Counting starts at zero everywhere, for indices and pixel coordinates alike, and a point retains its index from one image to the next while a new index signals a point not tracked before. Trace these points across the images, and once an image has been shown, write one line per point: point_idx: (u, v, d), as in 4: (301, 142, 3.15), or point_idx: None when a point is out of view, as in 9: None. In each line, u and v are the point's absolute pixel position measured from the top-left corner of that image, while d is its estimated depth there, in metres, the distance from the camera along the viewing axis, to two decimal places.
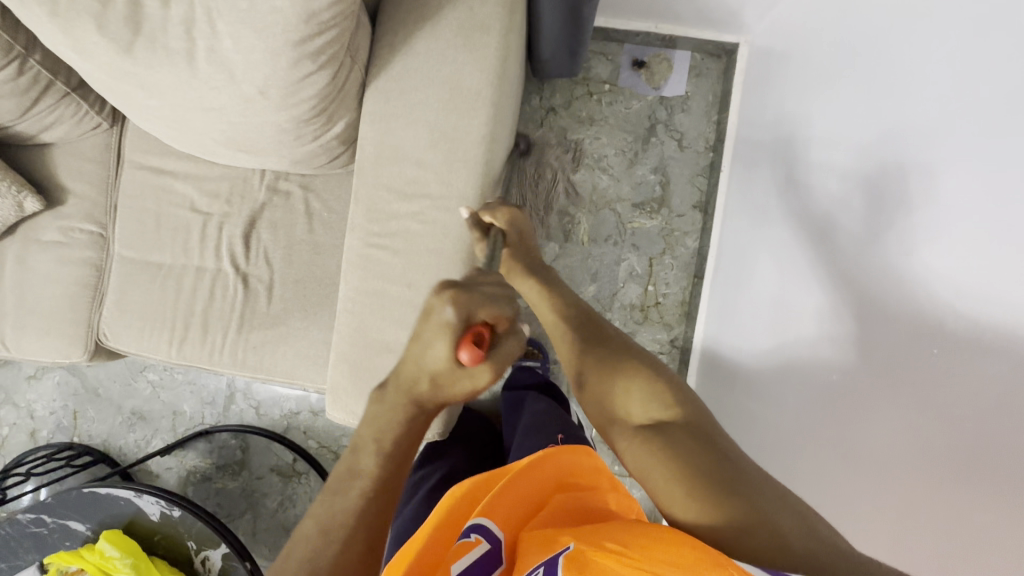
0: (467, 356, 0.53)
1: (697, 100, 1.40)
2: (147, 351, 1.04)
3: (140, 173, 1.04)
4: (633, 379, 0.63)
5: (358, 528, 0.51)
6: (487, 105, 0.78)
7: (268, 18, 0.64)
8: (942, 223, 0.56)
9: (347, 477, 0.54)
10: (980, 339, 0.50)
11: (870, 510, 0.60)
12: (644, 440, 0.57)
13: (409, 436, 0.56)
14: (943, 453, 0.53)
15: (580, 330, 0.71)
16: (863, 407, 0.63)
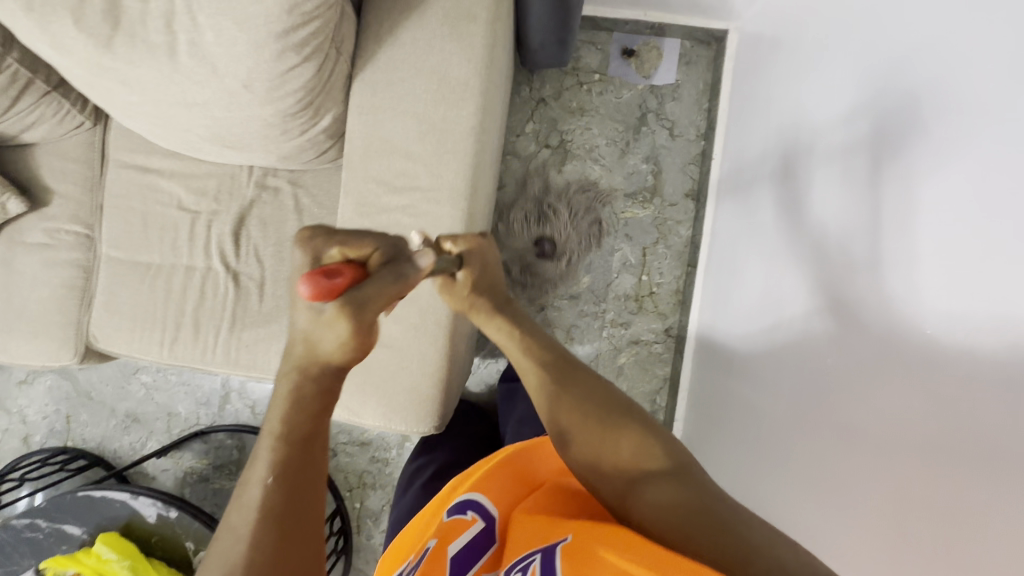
0: (307, 287, 0.48)
1: (688, 88, 1.40)
2: (138, 352, 1.03)
3: (125, 172, 1.03)
4: (618, 430, 0.62)
5: (266, 522, 0.46)
6: (475, 95, 0.77)
7: (250, 9, 0.63)
8: (938, 205, 0.56)
9: (248, 468, 0.49)
10: (975, 320, 0.50)
11: (860, 500, 0.60)
12: (640, 492, 0.56)
13: (304, 407, 0.51)
14: (936, 439, 0.52)
15: (556, 376, 0.68)
16: (859, 391, 0.63)
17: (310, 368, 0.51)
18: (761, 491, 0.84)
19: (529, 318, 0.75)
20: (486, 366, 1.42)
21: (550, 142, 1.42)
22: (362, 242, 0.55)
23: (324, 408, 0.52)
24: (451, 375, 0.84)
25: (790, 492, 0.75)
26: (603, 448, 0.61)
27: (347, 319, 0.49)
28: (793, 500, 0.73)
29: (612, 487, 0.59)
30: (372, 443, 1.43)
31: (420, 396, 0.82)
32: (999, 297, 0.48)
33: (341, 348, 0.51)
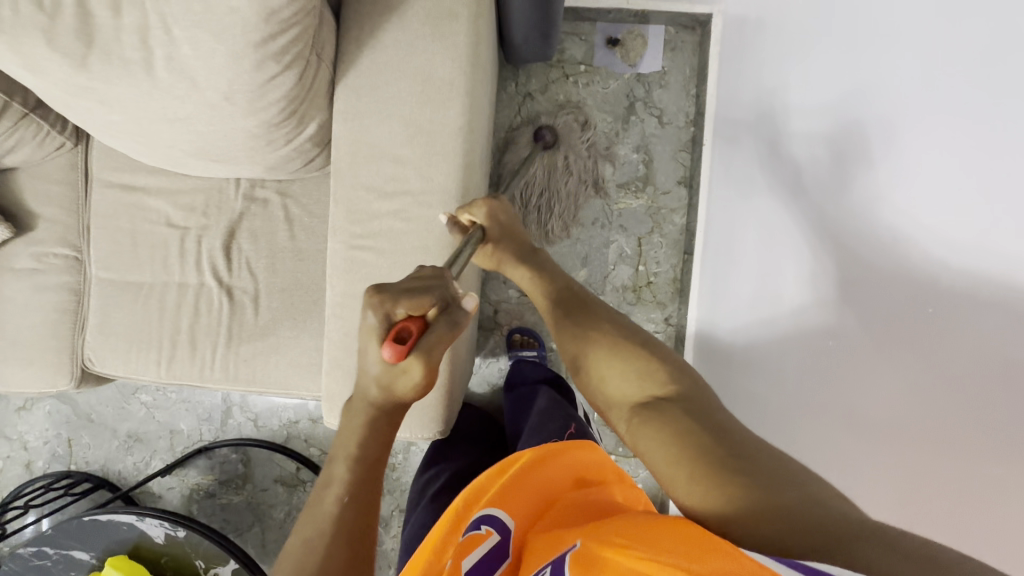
0: (389, 352, 0.51)
1: (675, 75, 1.39)
2: (135, 373, 1.01)
3: (110, 192, 1.01)
4: (625, 359, 0.65)
5: (342, 536, 0.52)
6: (462, 95, 0.76)
7: (226, 20, 0.62)
8: (922, 172, 0.55)
9: (325, 489, 0.55)
10: (972, 280, 0.50)
11: (871, 472, 0.60)
12: (641, 421, 0.58)
13: (376, 437, 0.57)
14: (940, 403, 0.52)
15: (565, 313, 0.75)
16: (856, 364, 0.63)
17: (382, 406, 0.56)
18: None
19: (548, 260, 0.83)
20: (488, 365, 1.42)
21: None
22: (424, 296, 0.55)
23: (389, 435, 0.58)
24: (452, 379, 0.84)
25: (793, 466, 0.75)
26: (608, 378, 0.65)
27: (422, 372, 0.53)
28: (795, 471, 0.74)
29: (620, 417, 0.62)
30: None
31: (423, 402, 0.81)
32: (992, 253, 0.48)
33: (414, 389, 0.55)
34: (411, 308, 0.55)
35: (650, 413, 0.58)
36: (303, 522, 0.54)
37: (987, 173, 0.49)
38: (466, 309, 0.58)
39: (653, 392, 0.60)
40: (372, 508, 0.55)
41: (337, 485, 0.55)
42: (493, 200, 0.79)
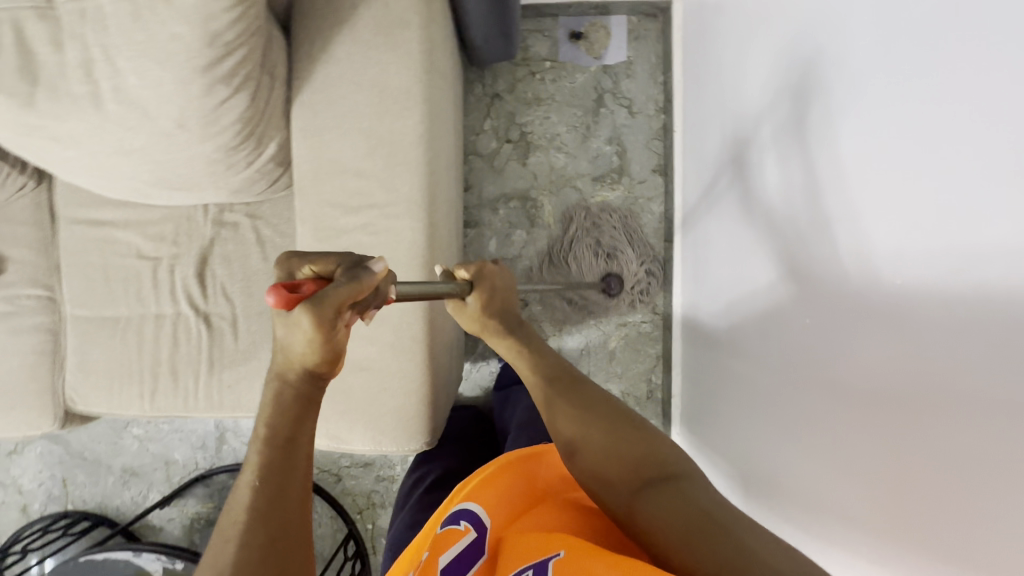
0: (273, 298, 0.50)
1: (641, 64, 1.38)
2: (119, 408, 1.00)
3: (78, 228, 1.00)
4: (620, 437, 0.64)
5: (255, 521, 0.47)
6: (419, 103, 0.75)
7: (170, 47, 0.61)
8: (877, 153, 0.54)
9: (237, 478, 0.50)
10: (932, 268, 0.47)
11: (862, 476, 0.57)
12: (643, 499, 0.56)
13: (286, 412, 0.53)
14: (914, 402, 0.49)
15: (561, 390, 0.72)
16: (840, 353, 0.61)
17: (288, 374, 0.54)
18: (760, 464, 0.83)
19: (540, 340, 0.82)
20: (479, 369, 1.42)
21: (510, 137, 1.40)
22: (328, 258, 0.56)
23: (306, 413, 0.54)
24: (436, 388, 0.83)
25: (790, 460, 0.73)
26: (608, 451, 0.63)
27: (311, 324, 0.49)
28: (794, 467, 0.72)
29: (619, 496, 0.59)
30: (375, 462, 1.44)
31: (407, 414, 0.81)
32: (948, 243, 0.45)
33: (312, 350, 0.52)
34: (317, 269, 0.56)
35: (657, 490, 0.57)
36: (221, 519, 0.49)
37: (928, 154, 0.47)
38: (373, 271, 0.55)
39: (655, 469, 0.60)
40: (284, 493, 0.50)
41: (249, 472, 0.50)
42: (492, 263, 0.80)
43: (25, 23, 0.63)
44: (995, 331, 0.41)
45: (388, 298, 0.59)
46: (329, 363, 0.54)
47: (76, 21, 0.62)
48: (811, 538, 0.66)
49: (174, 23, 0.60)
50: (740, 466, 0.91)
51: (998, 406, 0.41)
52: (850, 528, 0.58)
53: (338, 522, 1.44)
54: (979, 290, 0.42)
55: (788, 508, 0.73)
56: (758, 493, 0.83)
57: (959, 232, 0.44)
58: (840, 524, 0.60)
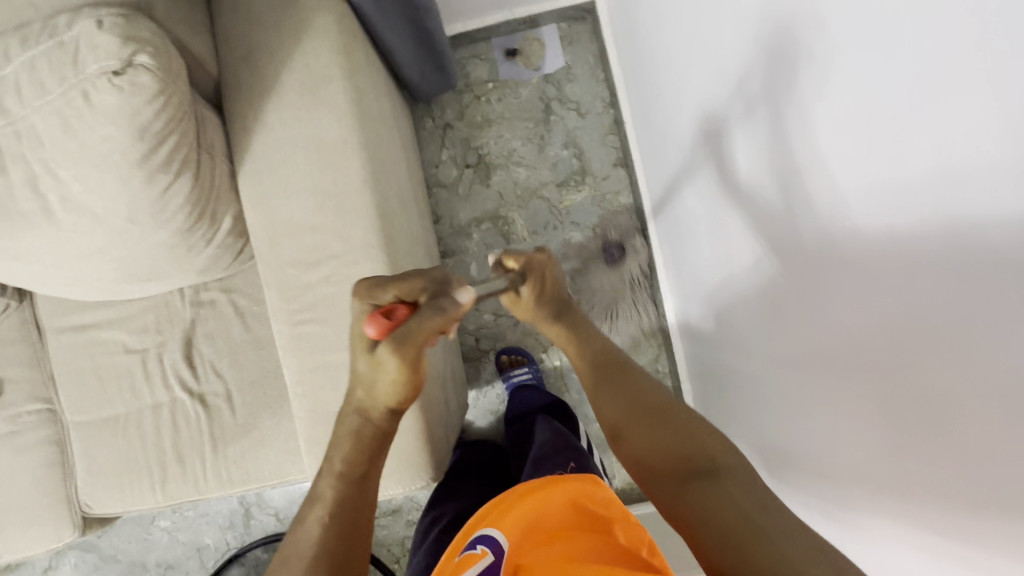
0: (372, 327, 0.54)
1: (580, 66, 1.40)
2: (134, 504, 1.01)
3: (64, 336, 1.02)
4: (661, 428, 0.62)
5: (318, 558, 0.52)
6: (357, 150, 0.78)
7: (104, 148, 0.63)
8: (820, 113, 0.55)
9: (309, 510, 0.56)
10: (889, 216, 0.47)
11: (871, 438, 0.56)
12: (692, 492, 0.54)
13: (358, 449, 0.57)
14: (899, 350, 0.49)
15: (607, 380, 0.70)
16: (822, 314, 0.61)
17: (371, 412, 0.57)
18: (777, 435, 0.82)
19: (590, 324, 0.78)
20: (486, 395, 1.42)
21: (469, 161, 1.42)
22: (415, 281, 0.60)
23: (379, 449, 0.59)
24: (431, 422, 0.83)
25: (805, 430, 0.71)
26: (654, 448, 0.61)
27: (393, 360, 0.52)
28: (809, 435, 0.70)
29: (664, 484, 0.58)
30: (402, 508, 1.43)
31: (406, 452, 0.81)
32: (898, 190, 0.46)
33: (394, 387, 0.55)
34: (406, 292, 0.60)
35: (705, 483, 0.54)
36: (286, 549, 0.54)
37: (862, 104, 0.48)
38: (457, 300, 0.57)
39: (703, 459, 0.56)
40: (350, 529, 0.55)
41: (321, 506, 0.56)
42: (540, 252, 0.75)
43: None
44: (958, 262, 0.41)
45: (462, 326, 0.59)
46: (407, 399, 0.58)
47: (12, 142, 0.65)
48: (840, 510, 0.64)
49: (102, 125, 0.62)
50: (762, 443, 0.90)
51: (978, 335, 0.41)
52: (877, 492, 0.56)
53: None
54: (932, 224, 0.43)
55: (811, 478, 0.72)
56: (782, 467, 0.81)
57: (906, 173, 0.45)
58: (867, 490, 0.58)
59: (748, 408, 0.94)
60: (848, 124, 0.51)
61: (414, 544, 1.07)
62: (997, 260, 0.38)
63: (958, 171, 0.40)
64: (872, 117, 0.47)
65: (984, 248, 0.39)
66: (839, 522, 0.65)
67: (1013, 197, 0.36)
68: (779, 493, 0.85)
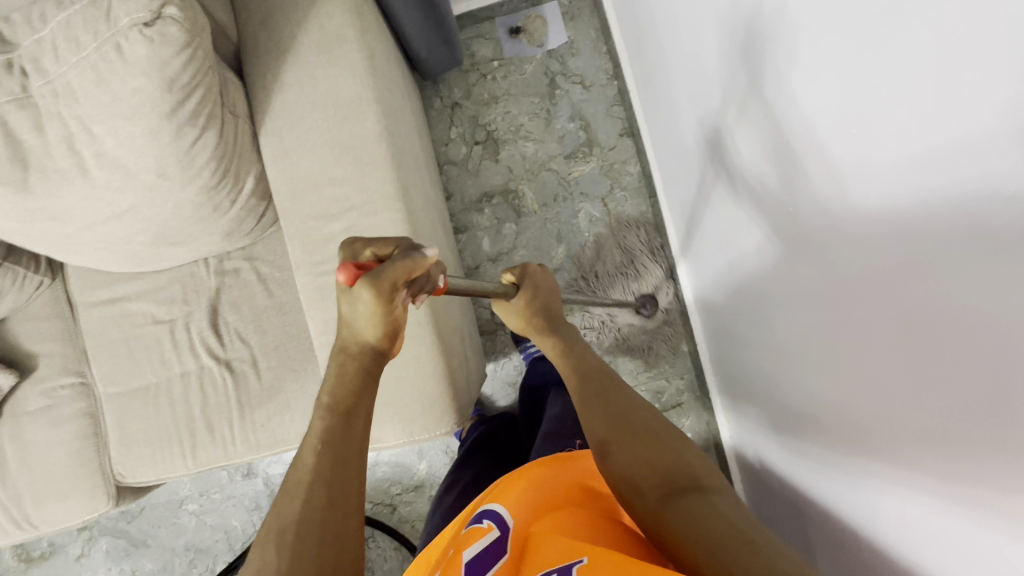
0: (343, 274, 0.55)
1: (583, 40, 1.43)
2: (165, 471, 1.03)
3: (95, 310, 1.06)
4: (645, 443, 0.64)
5: (316, 482, 0.53)
6: (373, 105, 0.80)
7: (135, 100, 0.67)
8: (817, 56, 0.54)
9: (302, 444, 0.57)
10: (893, 155, 0.46)
11: (890, 385, 0.54)
12: (676, 506, 0.56)
13: (344, 384, 0.61)
14: (908, 288, 0.48)
15: (592, 386, 0.74)
16: (834, 264, 0.60)
17: (353, 347, 0.62)
18: (795, 384, 0.82)
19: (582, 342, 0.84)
20: (503, 367, 1.43)
21: (478, 138, 1.45)
22: (389, 241, 0.62)
23: (363, 384, 0.62)
24: (453, 370, 0.85)
25: (825, 388, 0.71)
26: (634, 461, 0.63)
27: (371, 297, 0.55)
28: (830, 393, 0.69)
29: (647, 501, 0.59)
30: (425, 483, 1.44)
31: (429, 398, 0.82)
32: (899, 124, 0.45)
33: (372, 323, 0.59)
34: (380, 251, 0.62)
35: (690, 497, 0.57)
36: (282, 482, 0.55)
37: (859, 40, 0.47)
38: (423, 254, 0.60)
39: (685, 478, 0.60)
40: (342, 455, 0.56)
41: (311, 438, 0.57)
42: (534, 264, 0.88)
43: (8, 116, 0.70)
44: (954, 218, 0.41)
45: (440, 286, 0.63)
46: (388, 338, 0.63)
47: (49, 101, 0.68)
48: (864, 466, 0.63)
49: (133, 77, 0.65)
50: (784, 399, 0.89)
51: (979, 260, 0.40)
52: (897, 457, 0.55)
53: (403, 552, 1.43)
54: (931, 152, 0.42)
55: (834, 433, 0.71)
56: (805, 425, 0.81)
57: (903, 107, 0.44)
58: (886, 454, 0.57)
59: (766, 358, 0.94)
60: (845, 62, 0.50)
61: (432, 503, 1.10)
62: (988, 180, 0.37)
63: (952, 117, 0.39)
64: (869, 50, 0.47)
65: (976, 168, 0.38)
66: (861, 475, 0.64)
67: (1003, 148, 0.35)
68: (801, 436, 0.84)
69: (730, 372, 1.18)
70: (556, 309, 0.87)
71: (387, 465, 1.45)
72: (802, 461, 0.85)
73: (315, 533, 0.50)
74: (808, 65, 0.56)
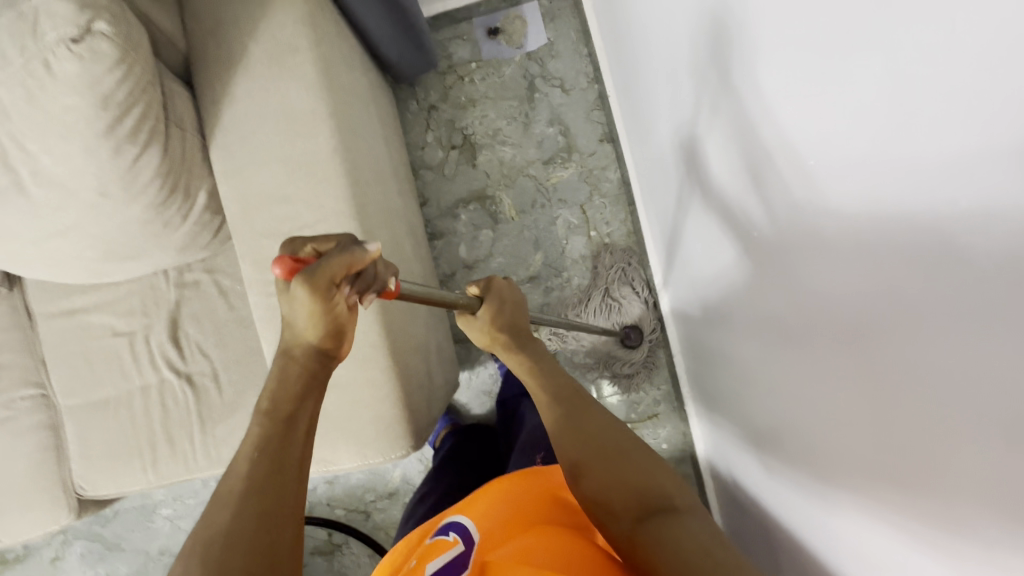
0: (278, 268, 0.50)
1: (563, 42, 1.40)
2: (127, 485, 1.02)
3: (53, 321, 1.04)
4: (620, 466, 0.60)
5: (248, 491, 0.49)
6: (326, 118, 0.78)
7: (67, 118, 0.64)
8: (780, 91, 0.55)
9: (237, 453, 0.53)
10: (848, 189, 0.47)
11: (856, 413, 0.54)
12: (649, 530, 0.54)
13: (283, 391, 0.57)
14: (864, 317, 0.49)
15: (566, 408, 0.67)
16: (800, 291, 0.61)
17: (294, 351, 0.59)
18: (765, 404, 0.82)
19: (550, 357, 0.76)
20: (479, 375, 1.41)
21: (455, 142, 1.42)
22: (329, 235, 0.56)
23: (306, 390, 0.58)
24: (410, 392, 0.83)
25: (793, 410, 0.71)
26: (611, 481, 0.59)
27: (308, 297, 0.51)
28: (798, 417, 0.69)
29: (620, 525, 0.56)
30: (399, 491, 1.43)
31: (384, 422, 0.81)
32: (862, 156, 0.44)
33: (313, 325, 0.57)
34: (322, 246, 0.56)
35: (662, 521, 0.54)
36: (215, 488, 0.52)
37: (817, 78, 0.48)
38: (367, 252, 0.53)
39: (658, 498, 0.57)
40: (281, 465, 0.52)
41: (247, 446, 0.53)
42: (500, 277, 0.78)
43: None
44: (918, 252, 0.40)
45: (390, 286, 0.57)
46: (331, 338, 0.60)
47: None
48: (831, 492, 0.63)
49: (64, 94, 0.63)
50: (756, 423, 0.88)
51: (946, 295, 0.39)
52: (864, 485, 0.55)
53: (378, 559, 1.42)
54: (887, 186, 0.42)
55: (801, 460, 0.71)
56: (774, 446, 0.80)
57: (861, 141, 0.44)
58: (853, 481, 0.57)
59: (738, 376, 0.93)
60: (805, 97, 0.51)
61: (404, 516, 1.07)
62: (937, 213, 0.37)
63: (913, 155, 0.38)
64: (825, 88, 0.47)
65: (931, 208, 0.38)
66: (826, 500, 0.64)
67: (973, 196, 0.34)
68: (771, 461, 0.83)
69: (705, 386, 1.16)
70: (524, 322, 0.77)
71: (362, 473, 1.44)
72: (770, 481, 0.85)
73: (243, 543, 0.47)
74: (772, 99, 0.57)
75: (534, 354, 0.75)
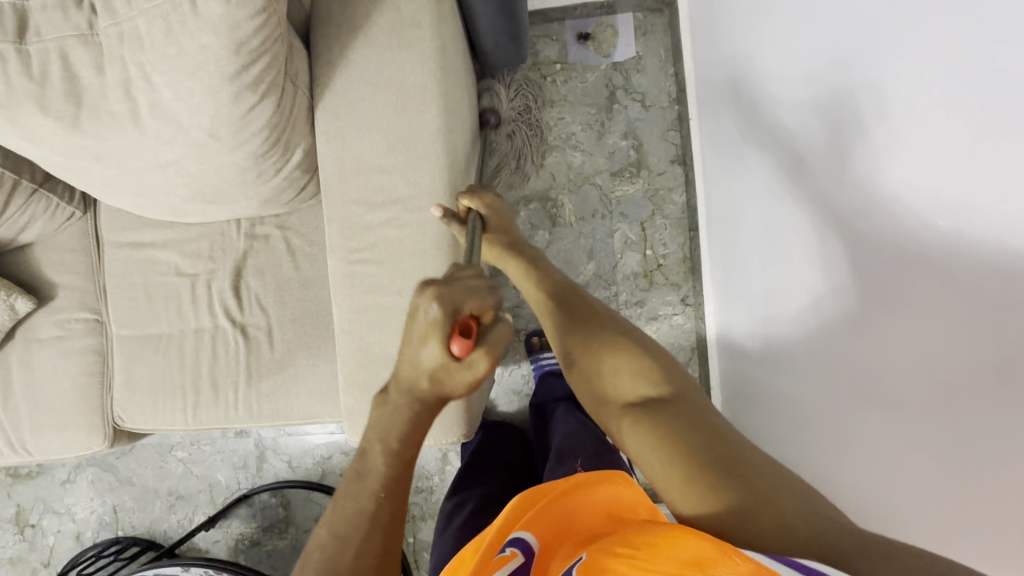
0: (460, 346, 0.51)
1: (651, 58, 1.39)
2: (165, 423, 1.03)
3: (120, 252, 1.05)
4: (623, 362, 0.68)
5: (373, 532, 0.52)
6: (435, 98, 0.77)
7: (199, 57, 0.65)
8: (908, 130, 0.53)
9: (357, 491, 0.54)
10: (993, 246, 0.45)
11: (924, 474, 0.53)
12: (640, 427, 0.61)
13: (417, 435, 0.56)
14: (965, 390, 0.49)
15: (563, 309, 0.76)
16: (880, 348, 0.59)
17: (427, 401, 0.55)
18: (803, 452, 0.81)
19: (544, 258, 0.83)
20: (511, 374, 1.40)
21: None
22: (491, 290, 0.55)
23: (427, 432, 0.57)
24: None
25: (835, 457, 0.70)
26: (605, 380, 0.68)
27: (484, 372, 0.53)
28: (841, 466, 0.69)
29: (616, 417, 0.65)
30: (413, 474, 1.43)
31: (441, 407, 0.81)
32: (1004, 232, 0.43)
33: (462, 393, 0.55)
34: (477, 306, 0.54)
35: (658, 416, 0.61)
36: (331, 519, 0.53)
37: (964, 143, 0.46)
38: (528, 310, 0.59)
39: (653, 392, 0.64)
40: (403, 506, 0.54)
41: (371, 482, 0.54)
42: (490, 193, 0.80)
43: (69, 49, 0.68)
44: None
45: None
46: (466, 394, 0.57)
47: (114, 43, 0.67)
48: None
49: (202, 34, 0.64)
50: (793, 469, 0.86)
51: None
52: (918, 545, 0.55)
53: None
54: None
55: (844, 510, 0.69)
56: (808, 493, 0.79)
57: (1013, 215, 0.43)
58: (905, 540, 0.57)
59: (779, 418, 0.92)
60: (951, 141, 0.48)
61: (437, 525, 1.05)
62: None
63: None
64: (983, 143, 0.45)
65: None
66: None
67: None
68: None
69: (740, 423, 1.15)
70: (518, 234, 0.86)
71: None
72: None
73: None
74: (896, 139, 0.54)
75: (529, 259, 0.82)
